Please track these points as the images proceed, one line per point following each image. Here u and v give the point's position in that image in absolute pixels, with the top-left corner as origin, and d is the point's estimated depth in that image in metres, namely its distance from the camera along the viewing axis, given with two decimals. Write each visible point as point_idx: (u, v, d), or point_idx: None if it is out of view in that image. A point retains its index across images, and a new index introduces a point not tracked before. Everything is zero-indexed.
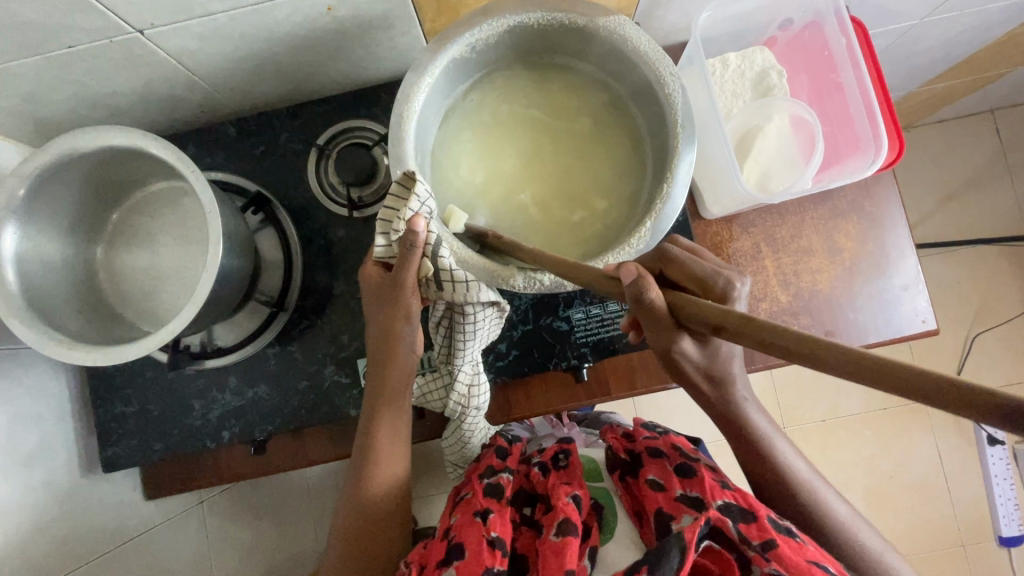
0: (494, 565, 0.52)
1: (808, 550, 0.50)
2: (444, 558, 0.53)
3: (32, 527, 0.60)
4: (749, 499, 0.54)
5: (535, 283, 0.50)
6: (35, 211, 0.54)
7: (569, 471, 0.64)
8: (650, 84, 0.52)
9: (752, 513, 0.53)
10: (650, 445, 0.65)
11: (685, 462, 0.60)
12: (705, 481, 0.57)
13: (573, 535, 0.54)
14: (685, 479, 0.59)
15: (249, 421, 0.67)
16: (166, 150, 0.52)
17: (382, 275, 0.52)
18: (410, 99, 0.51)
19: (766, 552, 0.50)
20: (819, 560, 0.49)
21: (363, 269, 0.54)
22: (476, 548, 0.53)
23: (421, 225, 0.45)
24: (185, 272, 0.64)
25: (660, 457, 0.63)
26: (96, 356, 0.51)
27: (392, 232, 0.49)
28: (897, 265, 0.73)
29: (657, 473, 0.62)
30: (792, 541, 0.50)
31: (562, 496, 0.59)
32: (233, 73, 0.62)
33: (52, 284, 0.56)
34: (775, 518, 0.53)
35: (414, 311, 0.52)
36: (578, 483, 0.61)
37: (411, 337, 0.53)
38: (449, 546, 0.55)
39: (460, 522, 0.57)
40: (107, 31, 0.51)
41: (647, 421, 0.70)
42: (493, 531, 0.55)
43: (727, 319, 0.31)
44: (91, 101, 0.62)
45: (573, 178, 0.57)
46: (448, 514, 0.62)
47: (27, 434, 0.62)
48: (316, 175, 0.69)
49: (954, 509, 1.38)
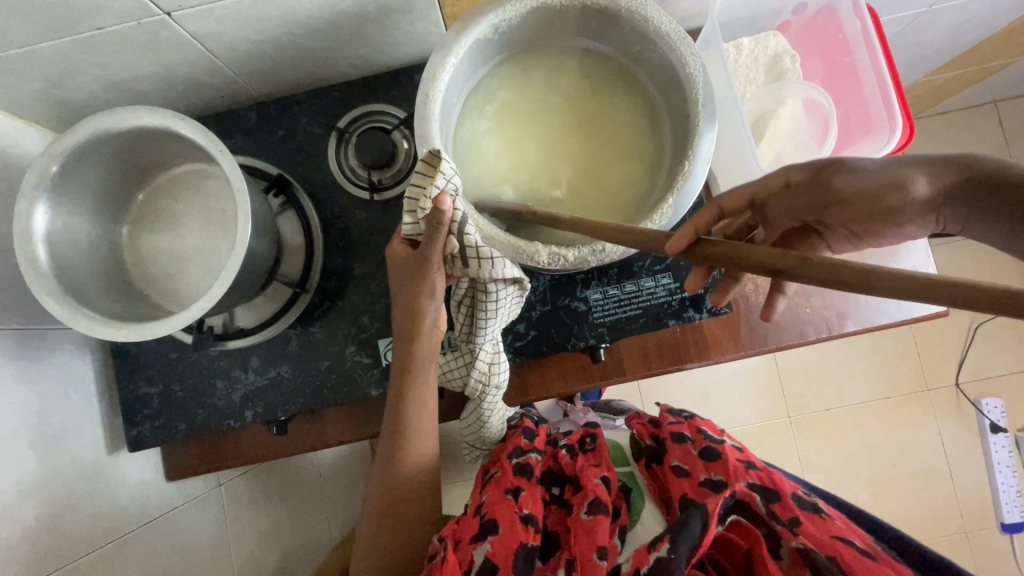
0: (528, 540, 0.54)
1: (832, 524, 0.51)
2: (478, 534, 0.55)
3: (60, 503, 0.60)
4: (773, 478, 0.56)
5: (560, 259, 0.51)
6: (64, 190, 0.54)
7: (597, 453, 0.65)
8: (671, 63, 0.53)
9: (776, 491, 0.54)
10: (674, 429, 0.66)
11: (709, 446, 0.62)
12: (730, 463, 0.59)
13: (604, 514, 0.55)
14: (709, 462, 0.60)
15: (271, 401, 0.68)
16: (196, 130, 0.53)
17: (409, 252, 0.53)
18: (435, 79, 0.52)
19: (792, 527, 0.51)
20: (844, 534, 0.50)
21: (390, 247, 0.55)
22: (510, 524, 0.55)
23: (446, 204, 0.44)
24: (208, 253, 0.64)
25: (683, 441, 0.64)
26: (128, 332, 0.52)
27: (419, 210, 0.49)
28: (908, 248, 0.74)
29: (681, 458, 0.63)
30: (816, 518, 0.52)
31: (592, 477, 0.60)
32: (255, 57, 0.63)
33: (81, 263, 0.57)
34: (800, 495, 0.55)
35: (439, 287, 0.53)
36: (606, 465, 0.63)
37: (436, 313, 0.54)
38: (482, 522, 0.56)
39: (490, 498, 0.59)
40: (136, 12, 0.51)
41: (672, 407, 0.71)
42: (525, 509, 0.56)
43: (773, 260, 0.33)
44: (115, 85, 0.63)
45: (595, 158, 0.58)
46: (479, 493, 0.63)
47: (54, 413, 0.63)
48: (336, 158, 0.70)
49: (958, 496, 1.39)
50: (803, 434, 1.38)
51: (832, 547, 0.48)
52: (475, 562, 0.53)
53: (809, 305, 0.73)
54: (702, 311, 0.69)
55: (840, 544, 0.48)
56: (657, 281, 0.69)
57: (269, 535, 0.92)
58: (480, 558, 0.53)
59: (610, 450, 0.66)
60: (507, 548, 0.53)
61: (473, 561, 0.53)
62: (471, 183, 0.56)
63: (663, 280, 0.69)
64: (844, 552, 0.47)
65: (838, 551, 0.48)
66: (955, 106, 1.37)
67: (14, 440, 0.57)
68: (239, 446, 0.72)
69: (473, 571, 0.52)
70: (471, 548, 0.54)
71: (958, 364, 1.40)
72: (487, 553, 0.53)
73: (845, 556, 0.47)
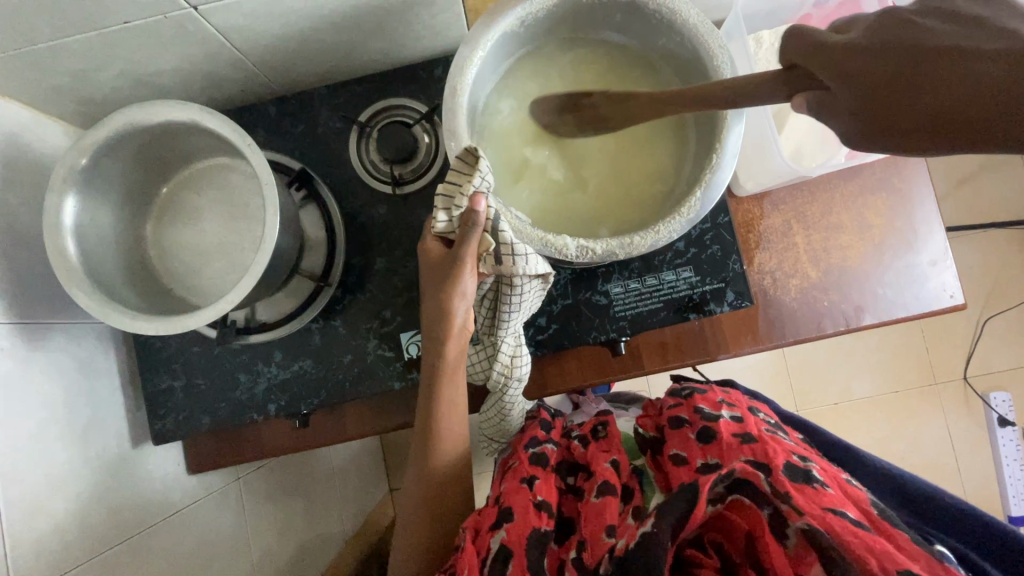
0: (541, 526, 0.54)
1: (825, 495, 0.48)
2: (494, 522, 0.55)
3: (88, 495, 0.61)
4: (767, 451, 0.53)
5: (588, 252, 0.51)
6: (92, 185, 0.55)
7: (609, 440, 0.64)
8: (698, 56, 0.53)
9: (769, 464, 0.52)
10: (673, 414, 0.63)
11: (706, 427, 0.59)
12: (725, 443, 0.57)
13: (612, 496, 0.56)
14: (706, 446, 0.58)
15: (294, 395, 0.69)
16: (223, 124, 0.53)
17: (442, 250, 0.54)
18: (462, 72, 0.52)
19: (793, 503, 0.48)
20: (837, 505, 0.47)
21: (421, 244, 0.55)
22: (523, 511, 0.55)
23: (481, 204, 0.46)
24: (232, 247, 0.64)
25: (681, 426, 0.61)
26: (158, 325, 0.52)
27: (454, 207, 0.49)
28: (926, 241, 0.74)
29: (680, 444, 0.60)
30: (806, 489, 0.49)
31: (602, 462, 0.61)
32: (278, 51, 0.63)
33: (108, 257, 0.57)
34: (794, 463, 0.51)
35: (470, 288, 0.53)
36: (616, 449, 0.63)
37: (465, 314, 0.55)
38: (499, 510, 0.56)
39: (507, 488, 0.59)
40: (163, 6, 0.51)
41: (675, 387, 0.67)
42: (538, 496, 0.57)
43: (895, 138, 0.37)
44: (138, 79, 0.63)
45: (621, 154, 0.59)
46: (497, 484, 0.63)
47: (81, 406, 0.63)
48: (357, 152, 0.70)
49: (964, 489, 1.40)
50: None
51: (825, 521, 0.46)
52: (492, 549, 0.53)
53: (827, 298, 0.73)
54: (722, 305, 0.70)
55: (832, 516, 0.46)
56: (678, 274, 0.70)
57: (287, 527, 0.93)
58: (496, 546, 0.53)
59: (621, 437, 0.65)
60: (520, 534, 0.53)
61: (490, 549, 0.53)
62: (499, 177, 0.57)
63: (683, 273, 0.70)
64: (838, 526, 0.46)
65: (830, 525, 0.46)
66: None
67: (43, 433, 0.58)
68: (261, 439, 0.72)
69: (491, 559, 0.52)
70: (488, 535, 0.55)
71: (965, 357, 1.41)
72: (503, 539, 0.53)
73: (838, 530, 0.46)
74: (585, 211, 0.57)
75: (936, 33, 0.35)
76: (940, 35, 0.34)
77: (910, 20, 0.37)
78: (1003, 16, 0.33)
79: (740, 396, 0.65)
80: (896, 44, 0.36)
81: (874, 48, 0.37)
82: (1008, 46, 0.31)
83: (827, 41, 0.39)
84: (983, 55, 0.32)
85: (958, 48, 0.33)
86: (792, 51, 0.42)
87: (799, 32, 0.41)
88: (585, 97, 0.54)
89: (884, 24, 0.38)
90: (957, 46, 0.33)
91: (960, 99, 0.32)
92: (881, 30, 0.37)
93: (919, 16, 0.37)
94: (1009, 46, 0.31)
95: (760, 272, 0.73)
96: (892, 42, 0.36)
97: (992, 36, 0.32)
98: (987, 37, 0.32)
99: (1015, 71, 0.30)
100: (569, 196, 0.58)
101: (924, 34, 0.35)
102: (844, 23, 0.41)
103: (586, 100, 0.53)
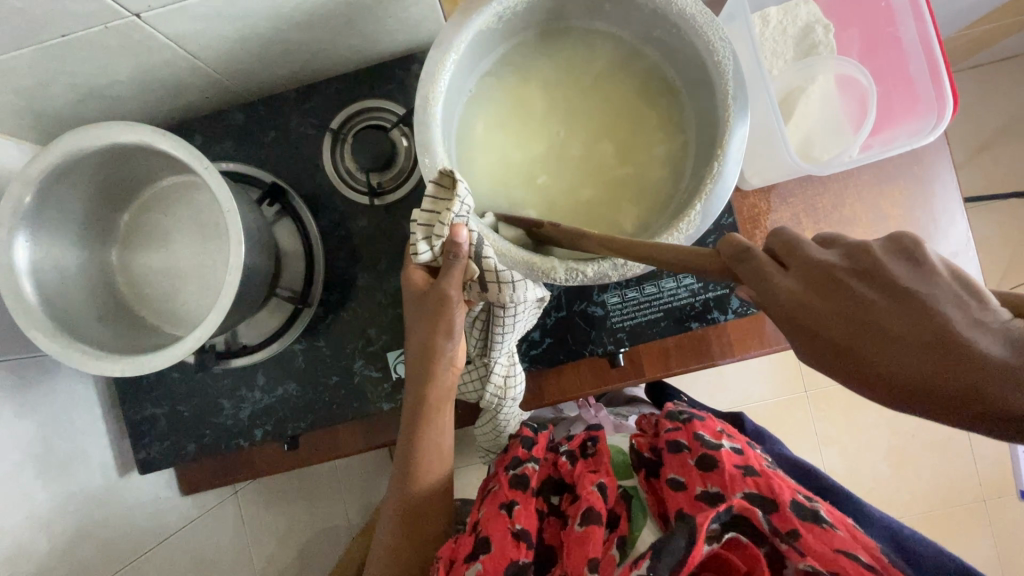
0: (520, 557, 0.52)
1: (836, 537, 0.49)
2: (470, 553, 0.53)
3: (75, 531, 0.60)
4: (772, 485, 0.54)
5: (579, 275, 0.47)
6: (44, 217, 0.51)
7: (596, 458, 0.62)
8: (697, 49, 0.48)
9: (774, 499, 0.53)
10: (671, 437, 0.62)
11: (707, 454, 0.58)
12: (727, 473, 0.56)
13: (597, 525, 0.53)
14: (706, 473, 0.57)
15: (280, 420, 0.66)
16: (179, 146, 0.49)
17: (428, 279, 0.52)
18: (435, 78, 0.47)
19: (796, 544, 0.50)
20: (848, 547, 0.49)
21: (406, 272, 0.54)
22: (500, 541, 0.53)
23: (462, 234, 0.46)
24: (205, 270, 0.61)
25: (679, 450, 0.60)
26: (125, 366, 0.49)
27: (435, 237, 0.46)
28: (946, 232, 0.67)
29: (678, 469, 0.59)
30: (816, 529, 0.50)
31: (587, 485, 0.58)
32: (238, 55, 0.57)
33: (71, 290, 0.54)
34: (801, 500, 0.53)
35: (456, 325, 0.51)
36: (605, 471, 0.60)
37: (452, 352, 0.53)
38: (477, 539, 0.54)
39: (484, 515, 0.56)
40: (102, 16, 0.46)
41: (671, 409, 0.67)
42: (517, 523, 0.54)
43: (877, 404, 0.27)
44: (91, 92, 0.58)
45: (618, 171, 0.53)
46: (476, 507, 0.61)
47: (60, 441, 0.61)
48: (333, 160, 0.66)
49: (977, 466, 1.37)
50: (822, 411, 1.35)
51: (834, 561, 0.48)
52: None
53: None
54: (727, 312, 0.65)
55: (845, 559, 0.48)
56: (679, 281, 0.65)
57: (290, 534, 0.92)
58: None
59: (610, 454, 0.62)
60: (498, 567, 0.51)
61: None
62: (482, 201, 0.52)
63: (685, 279, 0.65)
64: (848, 567, 0.47)
65: (841, 567, 0.47)
66: (988, 60, 1.26)
67: (21, 474, 0.56)
68: (252, 461, 0.70)
69: None
70: (463, 567, 0.52)
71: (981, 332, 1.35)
72: (478, 572, 0.51)
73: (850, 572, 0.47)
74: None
75: (877, 299, 0.26)
76: (875, 301, 0.26)
77: (840, 269, 0.28)
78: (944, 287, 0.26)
79: (734, 428, 0.66)
80: (837, 302, 0.27)
81: (806, 301, 0.27)
82: (950, 343, 0.24)
83: (766, 278, 0.29)
84: (935, 343, 0.24)
85: (903, 327, 0.25)
86: (726, 255, 0.32)
87: (735, 245, 0.31)
88: (539, 229, 0.47)
89: (812, 266, 0.28)
90: (904, 319, 0.25)
91: (929, 392, 0.24)
92: (817, 277, 0.28)
93: (847, 266, 0.28)
94: (956, 344, 0.24)
95: None
96: (823, 295, 0.27)
97: (937, 320, 0.25)
98: (930, 323, 0.25)
99: (976, 378, 0.23)
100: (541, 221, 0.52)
101: (863, 299, 0.26)
102: (788, 240, 0.30)
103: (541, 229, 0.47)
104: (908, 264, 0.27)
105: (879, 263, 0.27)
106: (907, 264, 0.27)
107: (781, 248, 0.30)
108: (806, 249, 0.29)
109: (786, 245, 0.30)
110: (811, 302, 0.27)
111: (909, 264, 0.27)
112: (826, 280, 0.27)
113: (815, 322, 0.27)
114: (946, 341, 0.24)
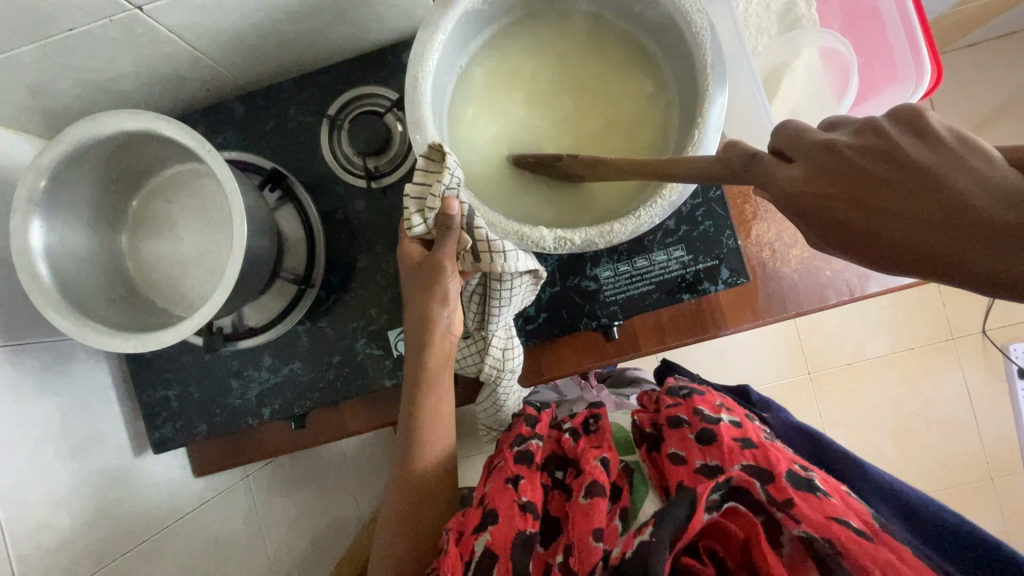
0: (527, 528, 0.53)
1: (830, 504, 0.51)
2: (479, 524, 0.55)
3: (92, 506, 0.62)
4: (769, 457, 0.55)
5: (566, 243, 0.49)
6: (57, 204, 0.53)
7: (599, 434, 0.64)
8: (675, 22, 0.49)
9: (772, 471, 0.54)
10: (672, 413, 0.64)
11: (705, 429, 0.60)
12: (726, 446, 0.58)
13: (601, 496, 0.55)
14: (706, 447, 0.59)
15: (286, 398, 0.69)
16: (180, 131, 0.51)
17: (423, 253, 0.54)
18: (423, 58, 0.49)
19: (790, 512, 0.51)
20: (840, 513, 0.50)
21: (401, 248, 0.55)
22: (507, 514, 0.55)
23: (454, 207, 0.47)
24: (210, 256, 0.63)
25: (680, 425, 0.62)
26: (136, 342, 0.52)
27: (427, 210, 0.48)
28: None
29: (678, 444, 0.61)
30: (810, 498, 0.52)
31: (591, 459, 0.59)
32: (236, 47, 0.60)
33: (83, 274, 0.56)
34: (798, 471, 0.54)
35: (451, 294, 0.53)
36: (608, 446, 0.62)
37: (447, 320, 0.54)
38: (483, 512, 0.56)
39: (491, 489, 0.58)
40: (107, 9, 0.48)
41: (672, 386, 0.68)
42: (524, 496, 0.56)
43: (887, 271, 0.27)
44: (97, 86, 0.60)
45: (604, 143, 0.55)
46: (481, 482, 0.62)
47: (77, 421, 0.64)
48: (330, 147, 0.68)
49: (983, 443, 1.37)
50: (824, 390, 1.35)
51: (828, 529, 0.49)
52: (475, 552, 0.53)
53: (830, 269, 0.68)
54: (717, 283, 0.67)
55: (836, 525, 0.49)
56: (670, 254, 0.67)
57: (301, 517, 0.94)
58: (480, 548, 0.53)
59: (612, 430, 0.64)
60: (504, 538, 0.53)
61: (474, 552, 0.53)
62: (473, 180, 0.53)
63: (675, 252, 0.67)
64: (841, 533, 0.48)
65: (833, 534, 0.49)
66: (981, 37, 1.27)
67: (40, 451, 0.58)
68: (260, 441, 0.73)
69: (474, 563, 0.52)
70: (471, 539, 0.54)
71: (985, 311, 1.35)
72: (487, 542, 0.53)
73: (842, 540, 0.48)
74: (556, 215, 0.53)
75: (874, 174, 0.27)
76: (883, 177, 0.27)
77: (849, 145, 0.29)
78: (949, 153, 0.26)
79: (734, 404, 0.68)
80: (836, 181, 0.28)
81: (806, 188, 0.29)
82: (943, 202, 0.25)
83: (774, 175, 0.32)
84: (934, 213, 0.25)
85: (910, 197, 0.26)
86: (734, 163, 0.35)
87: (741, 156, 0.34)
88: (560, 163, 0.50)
89: (813, 153, 0.30)
90: (911, 191, 0.26)
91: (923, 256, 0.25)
92: (817, 162, 0.29)
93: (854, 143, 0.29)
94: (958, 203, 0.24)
95: (758, 244, 0.68)
96: (825, 179, 0.29)
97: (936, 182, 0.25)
98: (940, 192, 0.25)
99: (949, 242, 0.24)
100: (533, 195, 0.54)
101: (866, 173, 0.27)
102: (787, 135, 0.32)
103: (561, 163, 0.50)
104: (920, 137, 0.27)
105: (886, 138, 0.28)
106: (912, 138, 0.27)
107: (780, 143, 0.33)
108: (807, 140, 0.31)
109: (789, 139, 0.32)
110: (813, 184, 0.29)
111: (915, 138, 0.27)
112: (826, 164, 0.29)
113: (814, 199, 0.29)
114: (941, 201, 0.25)
